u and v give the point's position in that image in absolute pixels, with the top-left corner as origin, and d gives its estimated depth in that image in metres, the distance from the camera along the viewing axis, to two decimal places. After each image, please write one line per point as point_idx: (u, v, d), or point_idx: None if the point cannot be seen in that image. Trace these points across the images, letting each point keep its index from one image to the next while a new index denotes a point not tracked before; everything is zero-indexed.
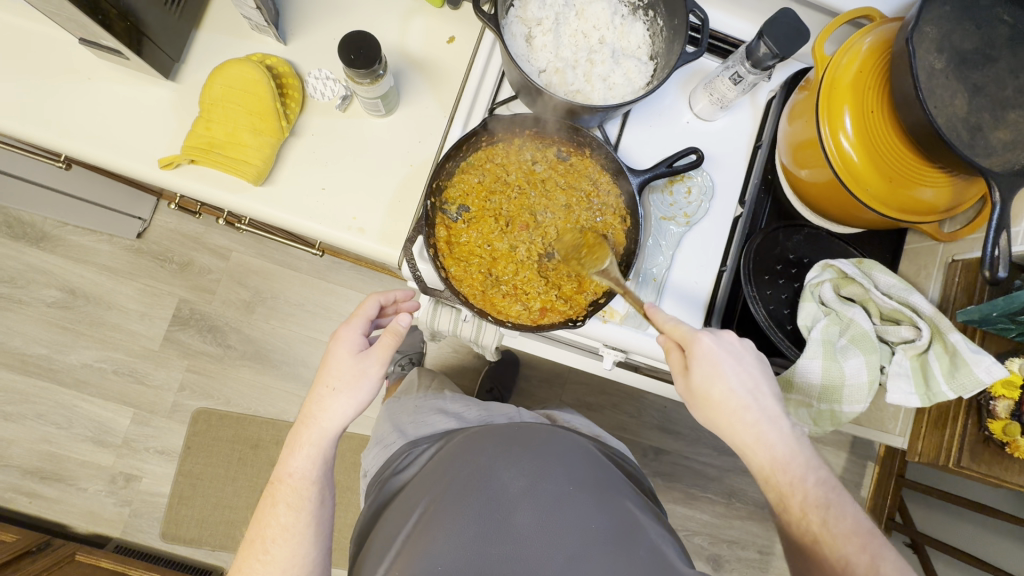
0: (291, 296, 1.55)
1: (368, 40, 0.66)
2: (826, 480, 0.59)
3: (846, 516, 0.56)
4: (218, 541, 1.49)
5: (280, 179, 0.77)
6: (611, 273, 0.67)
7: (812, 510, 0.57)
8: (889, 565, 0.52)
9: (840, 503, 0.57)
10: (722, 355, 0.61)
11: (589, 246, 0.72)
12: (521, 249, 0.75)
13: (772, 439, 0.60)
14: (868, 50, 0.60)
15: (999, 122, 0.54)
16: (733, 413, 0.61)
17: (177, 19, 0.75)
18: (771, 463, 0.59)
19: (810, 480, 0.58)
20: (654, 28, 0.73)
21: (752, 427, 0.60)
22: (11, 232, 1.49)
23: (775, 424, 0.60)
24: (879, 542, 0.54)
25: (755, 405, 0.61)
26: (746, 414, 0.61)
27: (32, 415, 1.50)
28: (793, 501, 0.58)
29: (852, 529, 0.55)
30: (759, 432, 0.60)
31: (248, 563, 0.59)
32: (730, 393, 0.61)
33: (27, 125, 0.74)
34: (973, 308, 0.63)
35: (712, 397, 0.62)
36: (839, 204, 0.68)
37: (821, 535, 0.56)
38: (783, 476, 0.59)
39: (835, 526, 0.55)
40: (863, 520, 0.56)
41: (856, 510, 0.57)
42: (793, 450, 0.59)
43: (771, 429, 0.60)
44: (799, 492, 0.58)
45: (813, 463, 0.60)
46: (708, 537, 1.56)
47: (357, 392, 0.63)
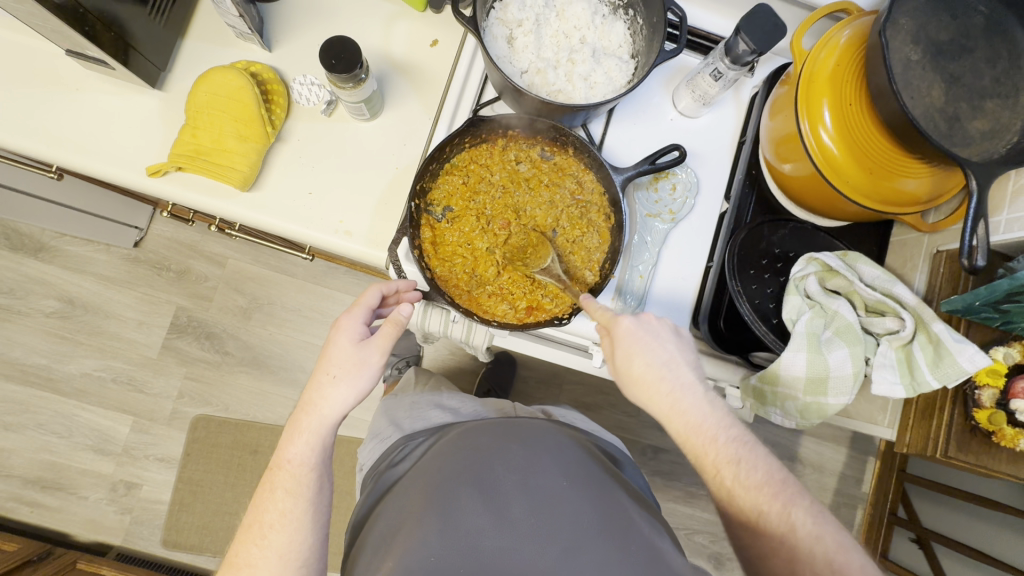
0: (288, 302, 1.56)
1: (348, 45, 0.66)
2: (739, 436, 0.57)
3: (758, 468, 0.55)
4: (219, 547, 1.50)
5: (267, 184, 0.78)
6: (553, 271, 0.72)
7: (726, 467, 0.55)
8: (800, 511, 0.53)
9: (753, 456, 0.56)
10: (639, 332, 0.61)
11: (533, 246, 0.75)
12: (503, 250, 0.75)
13: (686, 406, 0.58)
14: (846, 43, 0.60)
15: (977, 112, 0.55)
16: (653, 387, 0.59)
17: (163, 29, 0.76)
18: (686, 429, 0.57)
19: (721, 438, 0.56)
20: (634, 27, 0.73)
21: (666, 397, 0.59)
22: (10, 243, 1.50)
23: (689, 392, 0.59)
24: (791, 489, 0.54)
25: (670, 375, 0.59)
26: (661, 385, 0.59)
27: (33, 425, 1.51)
28: (706, 460, 0.56)
29: (764, 480, 0.54)
30: (673, 400, 0.58)
31: (245, 547, 0.59)
32: (647, 366, 0.60)
33: (16, 136, 0.75)
34: (956, 299, 0.63)
35: (632, 374, 0.60)
36: (824, 198, 0.68)
37: (734, 488, 0.55)
38: (697, 439, 0.57)
39: (747, 478, 0.55)
40: (775, 469, 0.55)
41: (769, 459, 0.56)
42: (706, 413, 0.58)
43: (686, 396, 0.58)
44: (713, 451, 0.56)
45: (725, 422, 0.58)
46: (709, 535, 1.56)
47: (358, 380, 0.63)
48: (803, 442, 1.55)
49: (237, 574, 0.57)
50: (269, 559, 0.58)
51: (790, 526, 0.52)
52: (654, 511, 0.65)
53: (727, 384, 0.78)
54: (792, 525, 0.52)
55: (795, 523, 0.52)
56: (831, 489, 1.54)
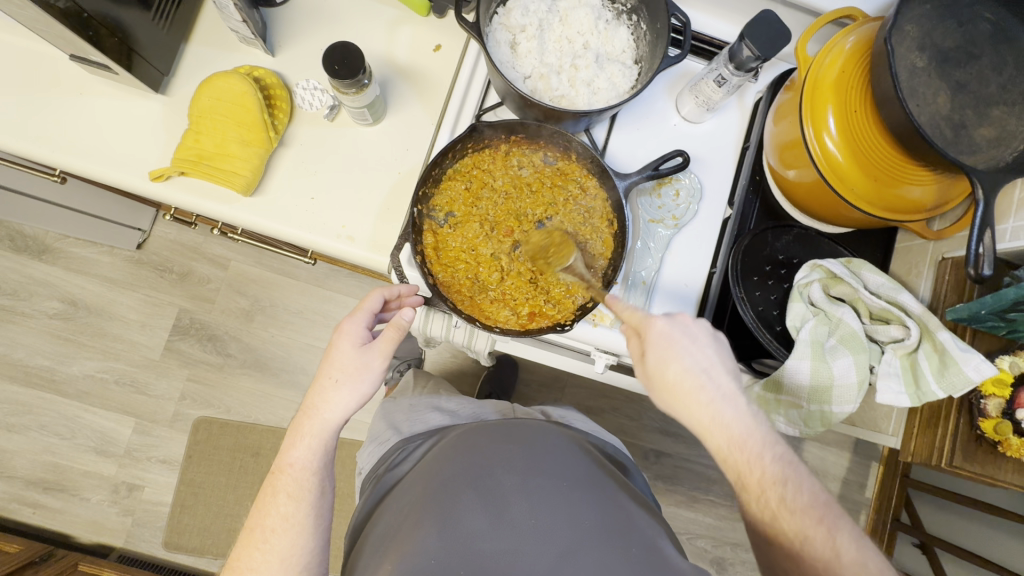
0: (290, 304, 1.56)
1: (352, 50, 0.66)
2: (783, 455, 0.56)
3: (804, 491, 0.54)
4: (220, 549, 1.50)
5: (269, 189, 0.78)
6: (577, 269, 0.71)
7: (770, 487, 0.55)
8: (845, 536, 0.52)
9: (798, 478, 0.55)
10: (676, 337, 0.61)
11: (555, 245, 0.74)
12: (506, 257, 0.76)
13: (727, 418, 0.57)
14: (851, 49, 0.60)
15: (983, 120, 0.54)
16: (689, 395, 0.59)
17: (166, 34, 0.76)
18: (727, 441, 0.57)
19: (766, 457, 0.56)
20: (637, 32, 0.73)
21: (706, 407, 0.58)
22: (14, 245, 1.51)
23: (729, 402, 0.58)
24: (836, 514, 0.53)
25: (709, 383, 0.59)
26: (701, 394, 0.58)
27: (35, 426, 1.51)
28: (751, 478, 0.56)
29: (810, 502, 0.54)
30: (714, 411, 0.58)
31: (247, 552, 0.58)
32: (683, 373, 0.59)
33: (20, 141, 0.75)
34: (961, 306, 0.62)
35: (668, 381, 0.60)
36: (827, 204, 0.68)
37: (779, 510, 0.54)
38: (741, 455, 0.56)
39: (793, 500, 0.54)
40: (820, 493, 0.55)
41: (813, 482, 0.55)
42: (749, 427, 0.57)
43: (726, 407, 0.58)
44: (759, 468, 0.55)
45: (769, 439, 0.57)
46: (711, 540, 1.55)
47: (359, 384, 0.63)
48: (806, 446, 1.55)
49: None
50: (271, 563, 0.58)
51: (834, 550, 0.52)
52: (654, 515, 0.64)
53: None
54: (837, 550, 0.51)
55: (840, 549, 0.52)
56: (833, 493, 1.53)
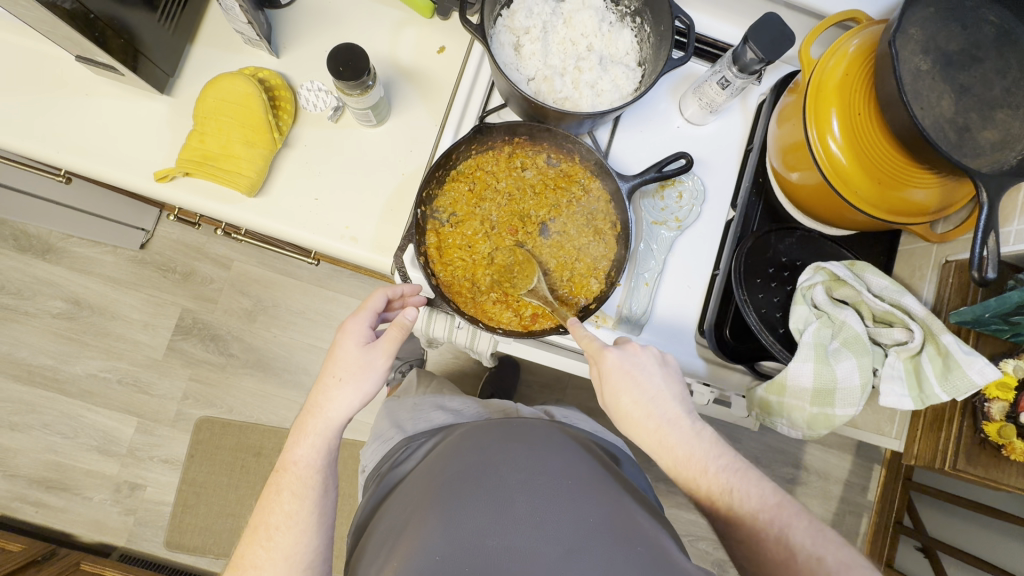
0: (292, 304, 1.56)
1: (356, 51, 0.67)
2: (729, 463, 0.55)
3: (751, 495, 0.53)
4: (222, 548, 1.50)
5: (273, 189, 0.78)
6: (540, 291, 0.73)
7: (719, 497, 0.54)
8: (798, 533, 0.51)
9: (745, 483, 0.54)
10: (624, 366, 0.60)
11: (519, 264, 0.75)
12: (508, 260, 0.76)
13: (675, 443, 0.57)
14: (855, 52, 0.60)
15: (988, 123, 0.54)
16: (639, 423, 0.58)
17: (172, 35, 0.76)
18: (674, 464, 0.56)
19: (711, 469, 0.55)
20: (641, 34, 0.73)
21: (654, 435, 0.58)
22: (18, 244, 1.52)
23: (676, 427, 0.57)
24: (788, 511, 0.52)
25: (656, 411, 0.58)
26: (648, 422, 0.58)
27: (38, 425, 1.51)
28: (701, 491, 0.55)
29: (759, 506, 0.53)
30: (661, 436, 0.57)
31: (252, 549, 0.58)
32: (633, 402, 0.59)
33: (26, 141, 0.75)
34: (965, 309, 0.62)
35: (621, 409, 0.60)
36: (831, 207, 0.68)
37: (731, 518, 0.53)
38: (688, 473, 0.56)
39: (742, 506, 0.53)
40: (769, 493, 0.54)
41: (762, 483, 0.54)
42: (693, 448, 0.56)
43: (673, 432, 0.57)
44: (704, 483, 0.55)
45: (714, 452, 0.56)
46: (713, 542, 1.55)
47: (363, 383, 0.63)
48: (808, 449, 1.54)
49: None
50: (275, 562, 0.58)
51: (788, 551, 0.50)
52: (657, 514, 0.64)
53: (733, 393, 0.78)
54: (791, 551, 0.50)
55: (794, 548, 0.50)
56: (835, 496, 1.53)
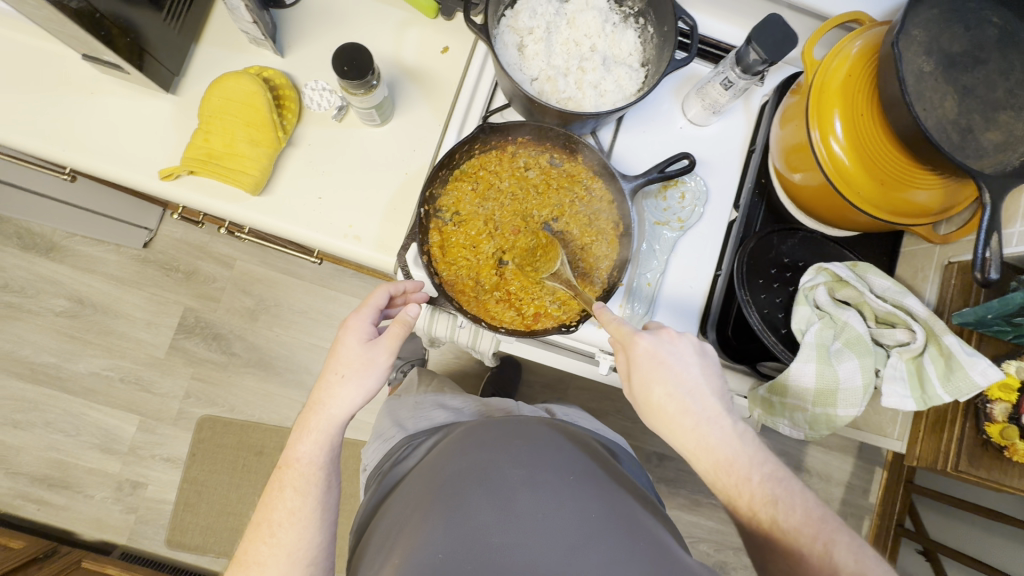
0: (294, 304, 1.56)
1: (361, 51, 0.67)
2: (772, 473, 0.56)
3: (797, 508, 0.53)
4: (222, 547, 1.50)
5: (278, 188, 0.79)
6: (564, 275, 0.71)
7: (762, 509, 0.54)
8: (843, 549, 0.51)
9: (789, 494, 0.54)
10: (660, 356, 0.59)
11: (542, 248, 0.75)
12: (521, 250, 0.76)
13: (714, 442, 0.57)
14: (857, 54, 0.60)
15: (990, 124, 0.54)
16: (675, 419, 0.58)
17: (177, 34, 0.77)
18: (714, 466, 0.56)
19: (755, 478, 0.55)
20: (645, 35, 0.74)
21: (692, 432, 0.57)
22: (22, 243, 1.52)
23: (715, 424, 0.57)
24: (831, 527, 0.53)
25: (694, 407, 0.58)
26: (687, 420, 0.58)
27: (40, 423, 1.52)
28: (742, 502, 0.55)
29: (805, 520, 0.53)
30: (701, 435, 0.57)
31: (254, 546, 0.59)
32: (668, 396, 0.58)
33: (31, 139, 0.76)
34: (967, 311, 0.63)
35: (653, 402, 0.59)
36: (834, 207, 0.68)
37: (773, 531, 0.53)
38: (729, 479, 0.56)
39: (786, 520, 0.53)
40: (813, 506, 0.54)
41: (806, 496, 0.54)
42: (735, 450, 0.56)
43: (712, 431, 0.57)
44: (747, 490, 0.55)
45: (757, 458, 0.56)
46: (713, 544, 1.55)
47: (365, 379, 0.63)
48: (809, 451, 1.54)
49: (246, 572, 0.57)
50: (278, 557, 0.58)
51: (832, 566, 0.51)
52: (658, 512, 0.64)
53: (735, 393, 0.78)
54: (834, 567, 0.51)
55: (838, 564, 0.51)
56: (836, 498, 1.53)
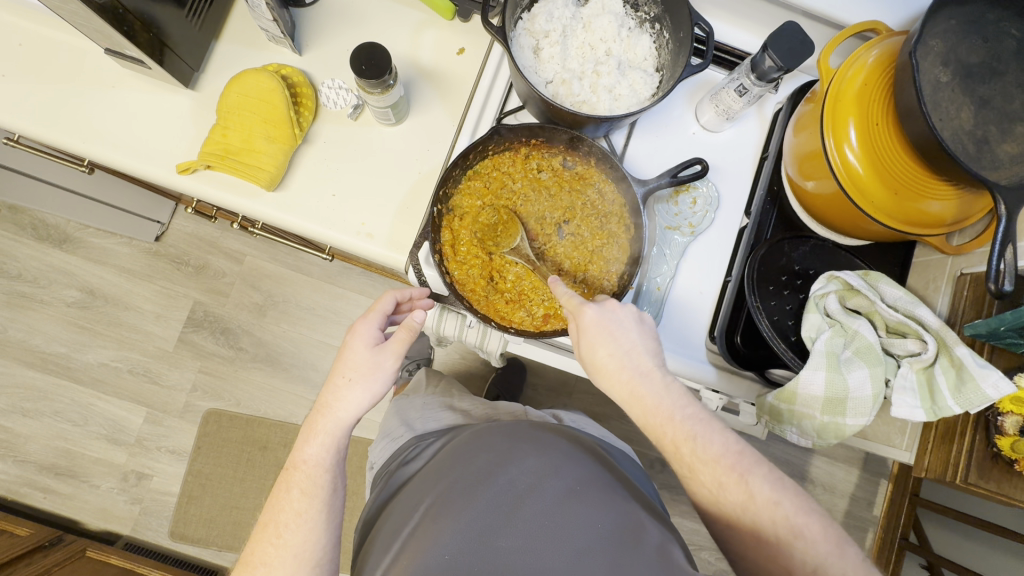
0: (302, 300, 1.57)
1: (379, 51, 0.68)
2: (695, 415, 0.55)
3: (714, 443, 0.53)
4: (225, 540, 1.51)
5: (294, 185, 0.80)
6: (522, 251, 0.75)
7: (683, 445, 0.54)
8: (758, 479, 0.52)
9: (708, 432, 0.54)
10: (598, 317, 0.61)
11: (503, 224, 0.76)
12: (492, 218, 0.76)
13: (643, 392, 0.57)
14: (873, 62, 0.60)
15: (1007, 136, 0.54)
16: (612, 374, 0.59)
17: (198, 31, 0.78)
18: (643, 413, 0.57)
19: (677, 419, 0.55)
20: (660, 40, 0.74)
21: (625, 385, 0.58)
22: (36, 233, 1.54)
23: (646, 377, 0.58)
24: (748, 459, 0.53)
25: (628, 362, 0.59)
26: (620, 375, 0.58)
27: (49, 412, 1.53)
28: (666, 439, 0.55)
29: (721, 452, 0.53)
30: (631, 388, 0.58)
31: (260, 547, 0.59)
32: (605, 354, 0.59)
33: (53, 131, 0.77)
34: (980, 323, 0.62)
35: (593, 361, 0.61)
36: (847, 215, 0.67)
37: (692, 464, 0.54)
38: (655, 422, 0.56)
39: (704, 454, 0.53)
40: (732, 441, 0.54)
41: (725, 432, 0.55)
42: (663, 397, 0.57)
43: (642, 383, 0.57)
44: (669, 429, 0.55)
45: (680, 403, 0.56)
46: (716, 552, 1.54)
47: (372, 384, 0.64)
48: (815, 461, 1.54)
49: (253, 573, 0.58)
50: (284, 558, 0.58)
51: (748, 495, 0.51)
52: (663, 518, 0.64)
53: (741, 401, 0.78)
54: (750, 495, 0.51)
55: (753, 492, 0.51)
56: (841, 509, 1.52)
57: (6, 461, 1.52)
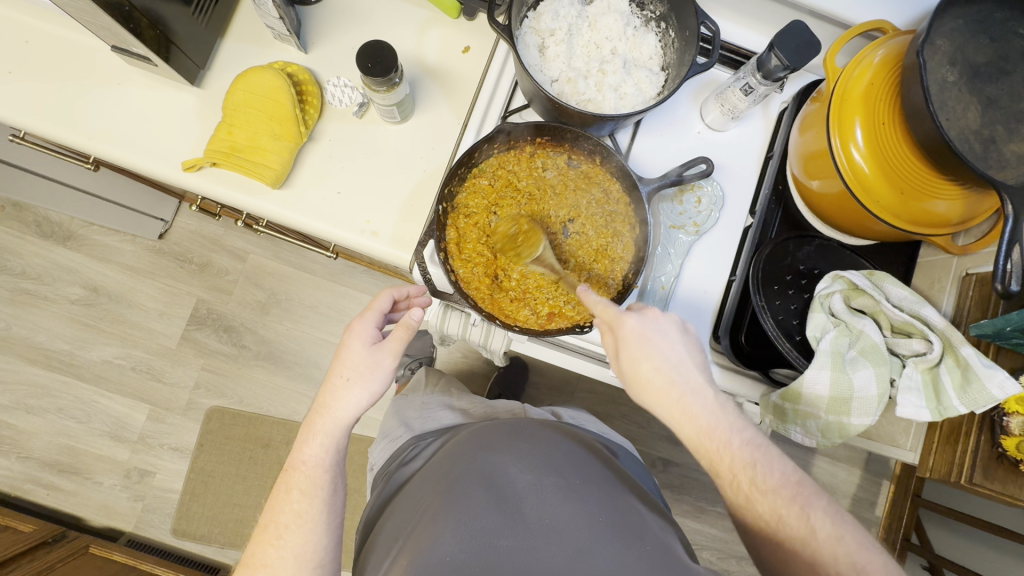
0: (305, 298, 1.58)
1: (385, 49, 0.68)
2: (752, 439, 0.56)
3: (774, 470, 0.54)
4: (228, 538, 1.51)
5: (299, 183, 0.80)
6: (546, 260, 0.73)
7: (741, 471, 0.54)
8: (819, 513, 0.52)
9: (768, 459, 0.55)
10: (646, 332, 0.60)
11: (523, 233, 0.75)
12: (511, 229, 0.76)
13: (697, 410, 0.57)
14: (879, 62, 0.60)
15: (1014, 135, 0.53)
16: (662, 391, 0.58)
17: (204, 29, 0.78)
18: (697, 433, 0.56)
19: (735, 443, 0.55)
20: (665, 39, 0.74)
21: (676, 403, 0.58)
22: (40, 231, 1.55)
23: (699, 394, 0.58)
24: (809, 491, 0.53)
25: (679, 378, 0.58)
26: (670, 392, 0.58)
27: (53, 409, 1.54)
28: (722, 465, 0.55)
29: (782, 482, 0.53)
30: (684, 405, 0.57)
31: (261, 548, 0.59)
32: (655, 370, 0.59)
33: (59, 128, 0.77)
34: (985, 323, 0.62)
35: (641, 377, 0.60)
36: (852, 215, 0.67)
37: (752, 493, 0.54)
38: (711, 443, 0.56)
39: (764, 484, 0.53)
40: (791, 471, 0.54)
41: (784, 461, 0.55)
42: (718, 416, 0.57)
43: (696, 400, 0.57)
44: (727, 454, 0.55)
45: (737, 425, 0.57)
46: (717, 552, 1.54)
47: (371, 383, 0.64)
48: (816, 461, 1.54)
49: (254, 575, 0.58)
50: (285, 559, 0.58)
51: (809, 528, 0.51)
52: (664, 515, 0.64)
53: (745, 400, 0.78)
54: (812, 528, 0.51)
55: (815, 526, 0.51)
56: (842, 509, 1.52)
57: (9, 457, 1.52)
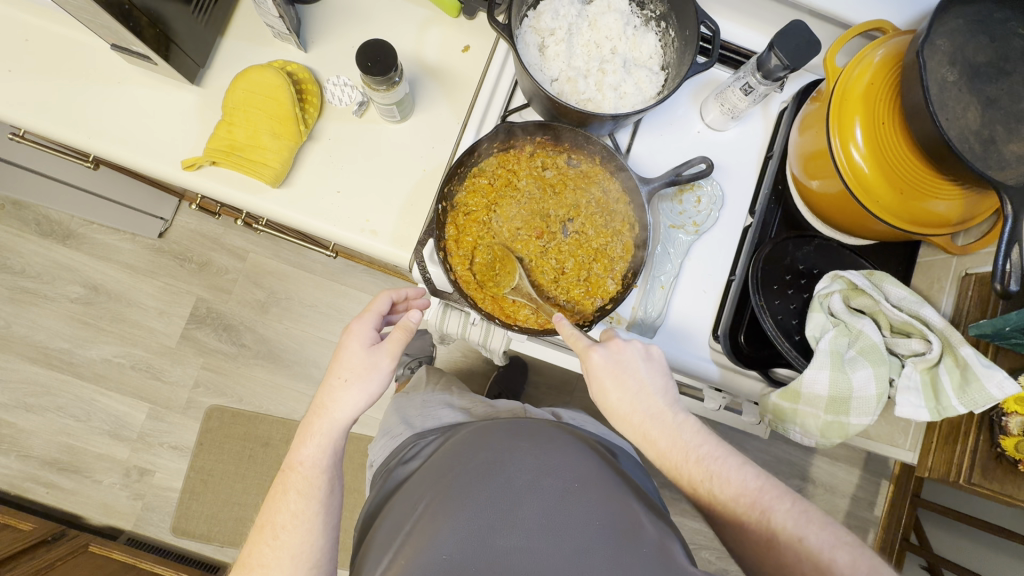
0: (305, 297, 1.58)
1: (386, 48, 0.68)
2: (710, 451, 0.56)
3: (730, 480, 0.54)
4: (227, 536, 1.51)
5: (299, 183, 0.80)
6: (523, 290, 0.75)
7: (701, 484, 0.55)
8: (779, 515, 0.52)
9: (724, 468, 0.55)
10: (606, 361, 0.61)
11: (501, 262, 0.77)
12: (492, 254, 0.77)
13: (656, 436, 0.58)
14: (880, 62, 0.60)
15: (1014, 136, 0.53)
16: (625, 418, 0.59)
17: (204, 27, 0.78)
18: (657, 455, 0.58)
19: (693, 457, 0.56)
20: (665, 39, 0.74)
21: (638, 429, 0.59)
22: (40, 229, 1.55)
23: (658, 421, 0.58)
24: (769, 494, 0.53)
25: (639, 406, 0.59)
26: (632, 418, 0.59)
27: (53, 408, 1.54)
28: (683, 479, 0.56)
29: (739, 490, 0.54)
30: (644, 432, 0.58)
31: (258, 548, 0.59)
32: (616, 398, 0.60)
33: (58, 127, 0.77)
34: (986, 323, 0.62)
35: (605, 404, 0.61)
36: (851, 215, 0.67)
37: (713, 503, 0.55)
38: (671, 463, 0.57)
39: (722, 492, 0.54)
40: (750, 477, 0.54)
41: (743, 468, 0.55)
42: (676, 442, 0.57)
43: (654, 426, 0.58)
44: (686, 470, 0.56)
45: (696, 443, 0.57)
46: (716, 551, 1.54)
47: (369, 384, 0.64)
48: (816, 461, 1.54)
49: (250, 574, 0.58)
50: (282, 560, 0.58)
51: (770, 532, 0.51)
52: (662, 515, 0.64)
53: (744, 399, 0.79)
54: (773, 532, 0.51)
55: (775, 529, 0.51)
56: (842, 509, 1.52)
57: (9, 455, 1.53)
